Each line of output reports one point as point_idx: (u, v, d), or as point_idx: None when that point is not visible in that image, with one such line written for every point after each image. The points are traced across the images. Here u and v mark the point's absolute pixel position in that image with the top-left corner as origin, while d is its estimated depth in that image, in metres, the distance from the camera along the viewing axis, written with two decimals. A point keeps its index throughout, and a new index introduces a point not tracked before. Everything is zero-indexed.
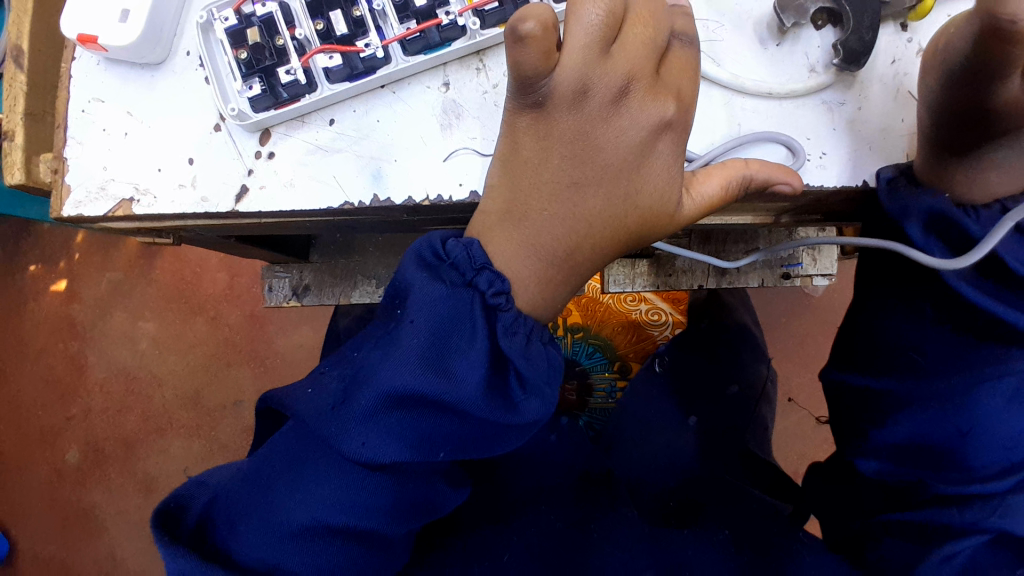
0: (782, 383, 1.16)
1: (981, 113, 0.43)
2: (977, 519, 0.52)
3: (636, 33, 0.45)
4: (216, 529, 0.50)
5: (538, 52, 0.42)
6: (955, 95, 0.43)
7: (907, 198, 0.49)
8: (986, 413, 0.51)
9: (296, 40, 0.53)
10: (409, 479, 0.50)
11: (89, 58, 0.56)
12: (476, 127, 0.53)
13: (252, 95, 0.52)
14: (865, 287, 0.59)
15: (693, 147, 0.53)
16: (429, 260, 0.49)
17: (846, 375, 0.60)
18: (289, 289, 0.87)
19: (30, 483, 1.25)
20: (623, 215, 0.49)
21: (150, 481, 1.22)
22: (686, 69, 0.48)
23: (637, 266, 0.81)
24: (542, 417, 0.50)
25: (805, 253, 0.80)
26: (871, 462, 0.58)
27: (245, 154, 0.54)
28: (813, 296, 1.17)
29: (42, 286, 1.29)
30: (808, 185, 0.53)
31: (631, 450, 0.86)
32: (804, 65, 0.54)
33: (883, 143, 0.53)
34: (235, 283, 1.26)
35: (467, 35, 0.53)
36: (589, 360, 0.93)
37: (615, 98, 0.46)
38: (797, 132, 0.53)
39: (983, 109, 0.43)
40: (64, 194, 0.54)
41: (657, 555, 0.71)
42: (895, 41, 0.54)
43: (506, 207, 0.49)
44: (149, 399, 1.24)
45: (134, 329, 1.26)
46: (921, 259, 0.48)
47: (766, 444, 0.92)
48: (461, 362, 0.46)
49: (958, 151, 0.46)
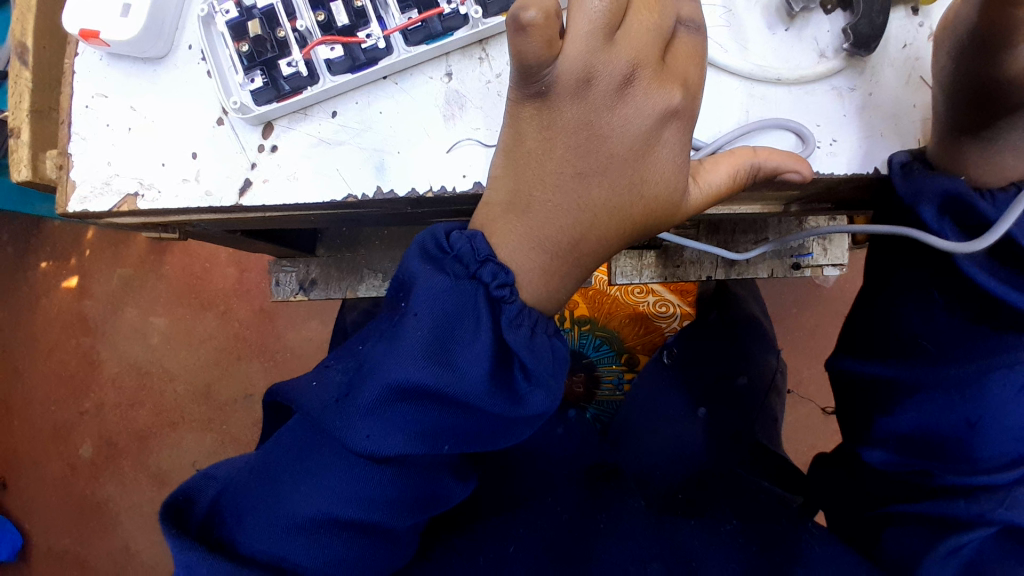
0: (793, 374, 1.15)
1: (990, 87, 0.43)
2: (983, 511, 0.50)
3: (640, 20, 0.44)
4: (223, 521, 0.51)
5: (540, 40, 0.41)
6: (972, 69, 0.43)
7: (921, 180, 0.48)
8: (995, 402, 0.49)
9: (297, 32, 0.52)
10: (414, 473, 0.50)
11: (92, 53, 0.56)
12: (479, 117, 0.53)
13: (254, 88, 0.52)
14: (874, 275, 0.58)
15: (699, 135, 0.53)
16: (433, 251, 0.48)
17: (853, 364, 0.59)
18: (296, 283, 0.87)
19: (45, 477, 1.26)
20: (629, 206, 0.48)
21: (162, 474, 1.23)
22: (692, 56, 0.47)
23: (644, 258, 0.80)
24: (548, 411, 0.49)
25: (816, 243, 0.79)
26: (878, 452, 0.57)
27: (248, 148, 0.54)
28: (824, 287, 1.16)
29: (53, 282, 1.30)
30: (819, 173, 0.52)
31: (642, 443, 0.85)
32: (813, 51, 0.53)
33: (895, 128, 0.52)
34: (244, 277, 1.27)
35: (469, 24, 0.52)
36: (596, 352, 0.92)
37: (619, 87, 0.45)
38: (807, 119, 0.52)
39: (991, 80, 0.42)
40: (70, 189, 0.54)
41: (662, 547, 0.70)
42: (906, 25, 0.53)
43: (509, 198, 0.49)
44: (161, 393, 1.25)
45: (145, 325, 1.27)
46: (936, 244, 0.47)
47: (776, 436, 0.91)
48: (464, 354, 0.46)
49: (971, 130, 0.45)
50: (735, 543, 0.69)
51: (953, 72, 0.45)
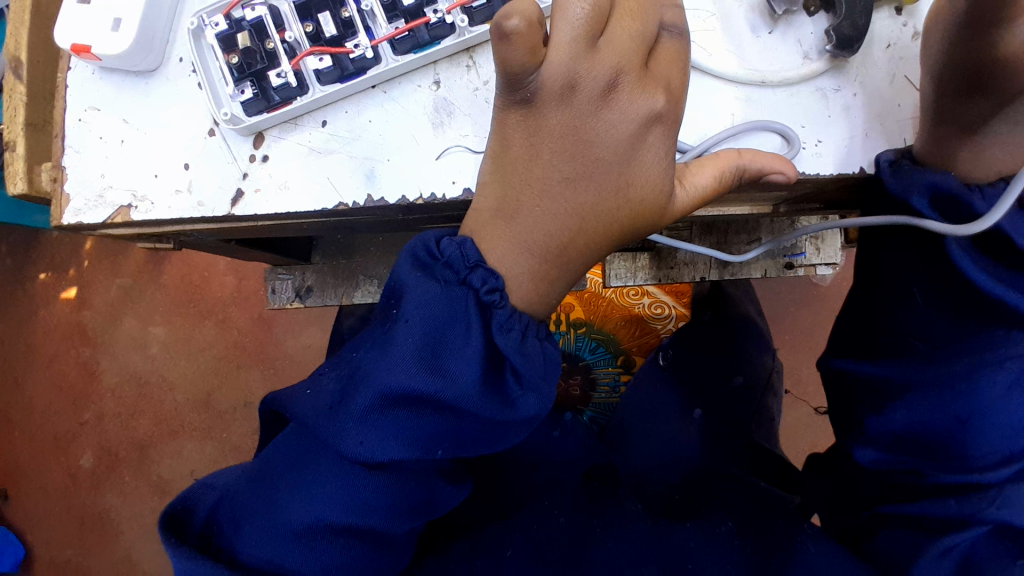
0: (792, 373, 1.15)
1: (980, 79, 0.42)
2: (975, 510, 0.51)
3: (623, 26, 0.45)
4: (221, 531, 0.51)
5: (524, 48, 0.42)
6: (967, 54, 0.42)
7: (911, 176, 0.49)
8: (987, 399, 0.50)
9: (286, 43, 0.53)
10: (408, 478, 0.50)
11: (84, 67, 0.56)
12: (468, 124, 0.54)
13: (244, 99, 0.52)
14: (862, 274, 0.58)
15: (685, 138, 0.53)
16: (423, 259, 0.49)
17: (846, 363, 0.59)
18: (292, 291, 0.88)
19: (47, 489, 1.27)
20: (615, 209, 0.49)
21: (163, 484, 1.23)
22: (676, 60, 0.48)
23: (638, 260, 0.81)
24: (540, 413, 0.50)
25: (808, 242, 0.80)
26: (869, 451, 0.58)
27: (240, 158, 0.54)
28: (821, 285, 1.16)
29: (52, 293, 1.31)
30: (804, 173, 0.52)
31: (637, 447, 0.86)
32: (797, 53, 0.53)
33: (881, 128, 0.52)
34: (243, 285, 1.27)
35: (456, 33, 0.53)
36: (592, 354, 0.93)
37: (603, 93, 0.46)
38: (792, 120, 0.53)
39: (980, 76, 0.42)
40: (64, 202, 0.55)
41: (660, 548, 0.71)
42: (889, 25, 0.53)
43: (497, 204, 0.49)
44: (161, 402, 1.25)
45: (145, 334, 1.27)
46: (931, 227, 0.47)
47: (772, 436, 0.91)
48: (455, 359, 0.46)
49: (968, 123, 0.45)
50: (732, 543, 0.70)
51: (944, 63, 0.44)
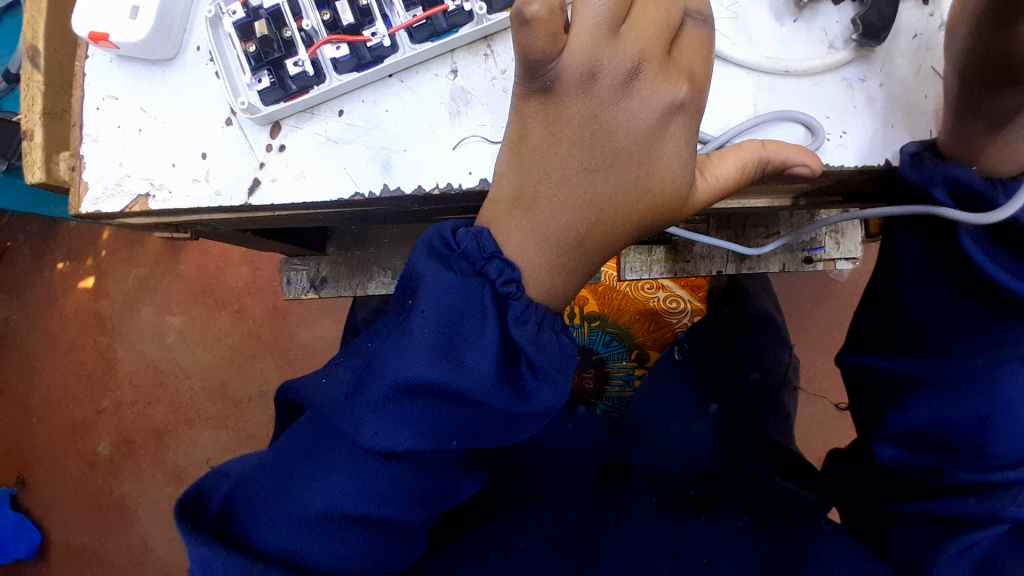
0: (808, 370, 1.14)
1: (1003, 61, 0.40)
2: (996, 509, 0.50)
3: (645, 14, 0.44)
4: (236, 518, 0.51)
5: (544, 34, 0.41)
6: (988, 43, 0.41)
7: (931, 169, 0.47)
8: (1012, 398, 0.49)
9: (303, 31, 0.52)
10: (422, 469, 0.50)
11: (102, 56, 0.56)
12: (485, 114, 0.53)
13: (261, 88, 0.52)
14: (883, 265, 0.56)
15: (707, 128, 0.52)
16: (440, 249, 0.48)
17: (868, 359, 0.58)
18: (307, 282, 0.87)
19: (64, 475, 1.29)
20: (634, 201, 0.48)
21: (179, 471, 1.25)
22: (699, 49, 0.47)
23: (653, 252, 0.80)
24: (555, 406, 0.49)
25: (828, 237, 0.78)
26: (889, 448, 0.57)
27: (257, 147, 0.54)
28: (839, 280, 1.14)
29: (70, 282, 1.32)
30: (828, 166, 0.51)
31: (651, 440, 0.84)
32: (822, 42, 0.52)
33: (907, 120, 0.51)
34: (257, 276, 1.27)
35: (474, 21, 0.52)
36: (606, 348, 0.92)
37: (624, 81, 0.45)
38: (816, 110, 0.52)
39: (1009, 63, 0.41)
40: (83, 190, 0.55)
41: (674, 542, 0.70)
42: (917, 15, 0.52)
43: (514, 195, 0.48)
44: (177, 391, 1.27)
45: (161, 324, 1.28)
46: (947, 215, 0.46)
47: (787, 432, 0.91)
48: (471, 351, 0.46)
49: (995, 117, 0.44)
50: (745, 540, 0.69)
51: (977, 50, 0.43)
